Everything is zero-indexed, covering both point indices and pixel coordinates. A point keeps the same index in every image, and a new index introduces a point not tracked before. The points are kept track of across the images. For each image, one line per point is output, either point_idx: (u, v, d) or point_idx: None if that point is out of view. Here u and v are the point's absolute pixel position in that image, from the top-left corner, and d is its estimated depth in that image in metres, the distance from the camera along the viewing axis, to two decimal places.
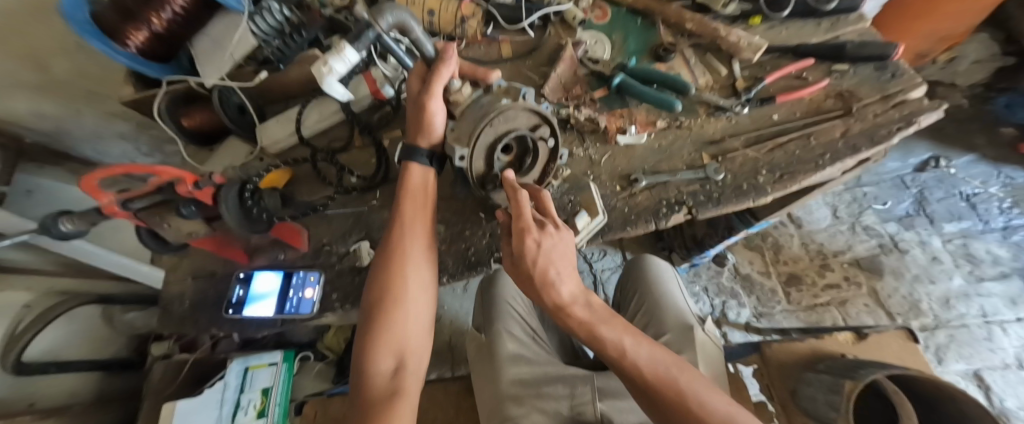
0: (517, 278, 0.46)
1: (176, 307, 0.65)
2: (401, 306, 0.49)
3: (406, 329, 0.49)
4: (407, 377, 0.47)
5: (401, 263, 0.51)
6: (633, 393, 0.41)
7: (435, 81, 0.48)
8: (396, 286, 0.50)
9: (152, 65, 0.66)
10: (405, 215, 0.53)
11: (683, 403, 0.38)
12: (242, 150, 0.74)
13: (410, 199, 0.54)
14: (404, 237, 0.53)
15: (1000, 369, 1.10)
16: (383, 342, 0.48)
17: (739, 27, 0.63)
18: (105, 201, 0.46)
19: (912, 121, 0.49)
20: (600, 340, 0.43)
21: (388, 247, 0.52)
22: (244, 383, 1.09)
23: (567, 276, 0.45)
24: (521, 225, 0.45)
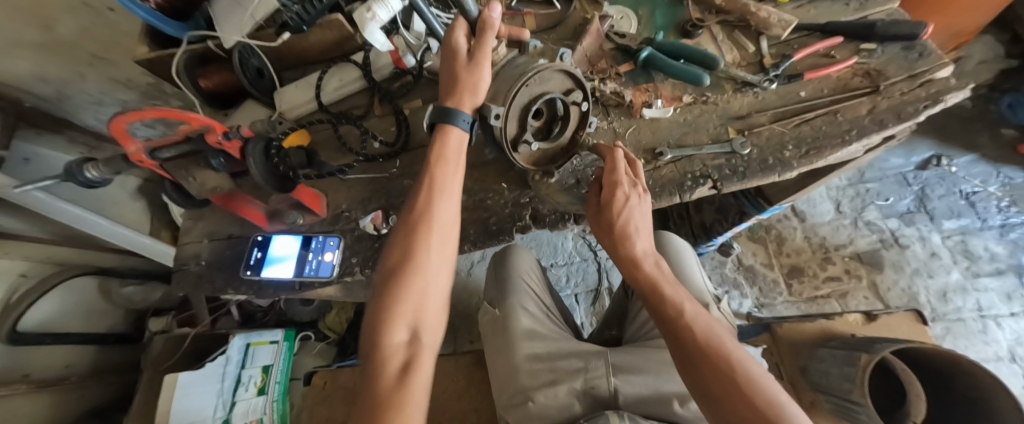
0: (598, 228, 0.51)
1: (192, 267, 0.65)
2: (422, 277, 0.43)
3: (425, 301, 0.43)
4: (422, 349, 0.41)
5: (426, 230, 0.45)
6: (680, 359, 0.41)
7: (485, 42, 0.45)
8: (420, 254, 0.44)
9: (169, 22, 0.65)
10: (437, 179, 0.47)
11: (732, 371, 0.37)
12: (261, 113, 0.73)
13: (442, 161, 0.47)
14: (433, 201, 0.46)
15: (993, 361, 1.12)
16: (400, 312, 0.41)
17: (767, 5, 0.64)
18: (133, 148, 0.46)
19: (938, 100, 0.50)
20: (662, 296, 0.46)
21: (413, 212, 0.46)
22: (245, 359, 1.06)
23: (644, 233, 0.50)
24: (612, 179, 0.49)
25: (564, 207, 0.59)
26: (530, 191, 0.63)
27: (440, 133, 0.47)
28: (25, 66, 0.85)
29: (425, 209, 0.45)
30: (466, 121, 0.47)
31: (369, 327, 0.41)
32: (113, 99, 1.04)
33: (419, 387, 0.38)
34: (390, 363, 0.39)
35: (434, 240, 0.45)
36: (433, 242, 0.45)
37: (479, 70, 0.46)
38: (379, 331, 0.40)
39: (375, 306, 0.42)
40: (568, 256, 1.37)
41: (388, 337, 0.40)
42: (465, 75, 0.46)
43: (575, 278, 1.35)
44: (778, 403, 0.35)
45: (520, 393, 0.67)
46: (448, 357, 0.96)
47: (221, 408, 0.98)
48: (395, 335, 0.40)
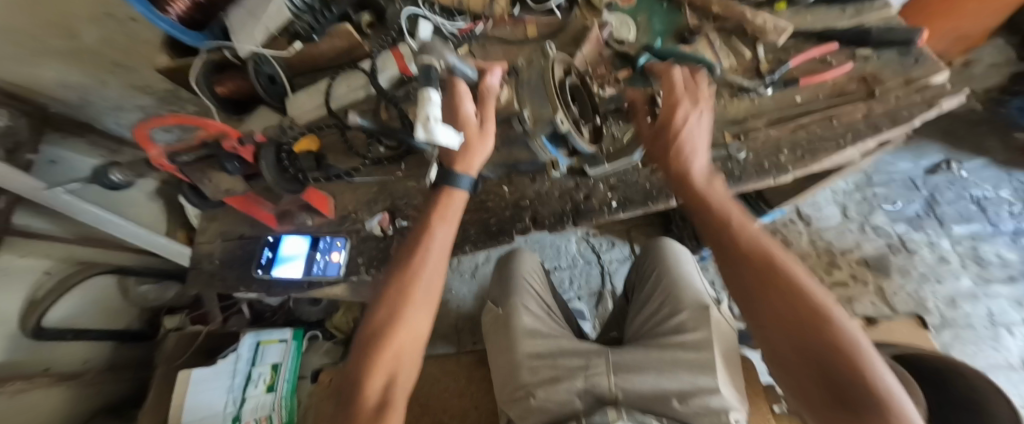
0: (655, 149, 0.53)
1: (205, 265, 0.68)
2: (404, 326, 0.44)
3: (404, 349, 0.44)
4: (395, 396, 0.42)
5: (413, 282, 0.46)
6: (730, 267, 0.42)
7: (489, 105, 0.50)
8: (406, 307, 0.45)
9: (187, 32, 0.67)
10: (428, 236, 0.49)
11: (783, 278, 0.39)
12: (273, 118, 0.76)
13: (439, 219, 0.49)
14: (424, 255, 0.47)
15: (1004, 369, 1.11)
16: (380, 359, 0.42)
17: (764, 11, 0.65)
18: (154, 152, 0.49)
19: (934, 105, 0.51)
20: (711, 204, 0.46)
21: (404, 262, 0.48)
22: (255, 357, 1.09)
23: (699, 151, 0.50)
24: (671, 102, 0.52)
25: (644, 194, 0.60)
26: (530, 194, 0.65)
27: (441, 194, 0.51)
28: (53, 73, 0.90)
29: (414, 264, 0.47)
30: (467, 182, 0.51)
31: (351, 372, 0.43)
32: (133, 105, 1.08)
33: None
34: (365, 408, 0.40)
35: (420, 292, 0.46)
36: (420, 295, 0.46)
37: (486, 137, 0.51)
38: (359, 376, 0.42)
39: (358, 353, 0.44)
40: (571, 259, 1.38)
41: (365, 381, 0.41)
42: (476, 142, 0.50)
43: (578, 281, 1.35)
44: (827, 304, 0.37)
45: (521, 389, 0.69)
46: (450, 355, 0.98)
47: (231, 404, 1.01)
48: (373, 380, 0.41)
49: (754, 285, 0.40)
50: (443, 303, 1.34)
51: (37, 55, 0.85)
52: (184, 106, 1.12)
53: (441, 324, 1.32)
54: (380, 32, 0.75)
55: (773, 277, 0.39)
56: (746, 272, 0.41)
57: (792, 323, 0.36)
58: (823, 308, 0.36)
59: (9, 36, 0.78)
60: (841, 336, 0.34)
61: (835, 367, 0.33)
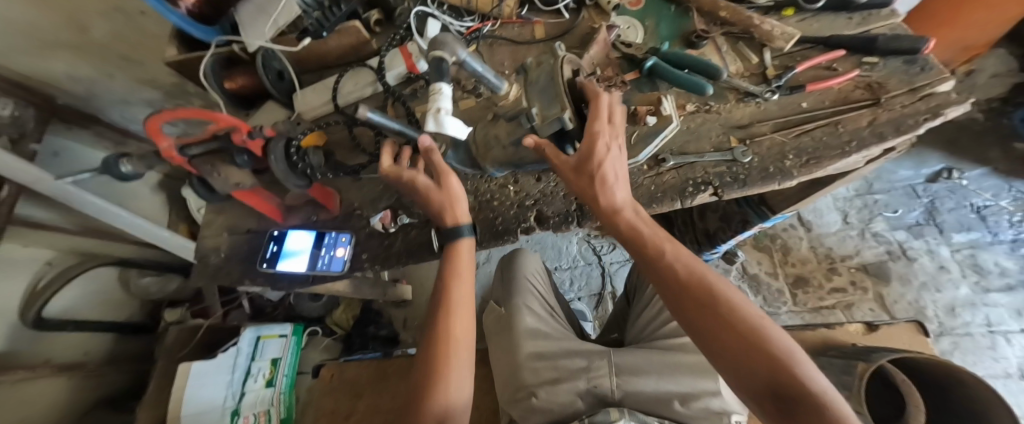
0: (578, 183, 0.52)
1: (211, 259, 0.68)
2: (452, 355, 0.51)
3: (455, 373, 0.50)
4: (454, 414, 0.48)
5: (450, 318, 0.53)
6: (670, 302, 0.45)
7: (437, 163, 0.55)
8: (447, 340, 0.52)
9: (199, 27, 0.69)
10: (454, 280, 0.55)
11: (716, 310, 0.41)
12: (281, 114, 0.77)
13: (460, 264, 0.56)
14: (448, 296, 0.54)
15: (1001, 378, 1.11)
16: (439, 382, 0.49)
17: (771, 18, 0.65)
18: (165, 145, 0.50)
19: (938, 114, 0.51)
20: (641, 238, 0.49)
21: (438, 302, 0.55)
22: (255, 352, 1.09)
23: (620, 182, 0.51)
24: (589, 133, 0.50)
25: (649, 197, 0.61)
26: (535, 194, 0.65)
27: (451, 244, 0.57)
28: (61, 65, 0.90)
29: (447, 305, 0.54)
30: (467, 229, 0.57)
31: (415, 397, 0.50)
32: (138, 98, 1.08)
33: None
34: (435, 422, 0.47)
35: (457, 325, 0.53)
36: (458, 326, 0.53)
37: (452, 190, 0.55)
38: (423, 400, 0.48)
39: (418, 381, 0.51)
40: (572, 260, 1.39)
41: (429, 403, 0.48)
42: (439, 196, 0.56)
43: (579, 282, 1.36)
44: (758, 327, 0.40)
45: (523, 389, 0.69)
46: None
47: (230, 399, 1.01)
48: (436, 401, 0.48)
49: (688, 312, 0.43)
50: None
51: (44, 48, 0.85)
52: (189, 100, 1.12)
53: None
54: (389, 30, 0.76)
55: (703, 301, 0.42)
56: (672, 290, 0.45)
57: (728, 340, 0.40)
58: (756, 334, 0.39)
59: (18, 27, 0.78)
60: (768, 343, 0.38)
61: (769, 370, 0.37)
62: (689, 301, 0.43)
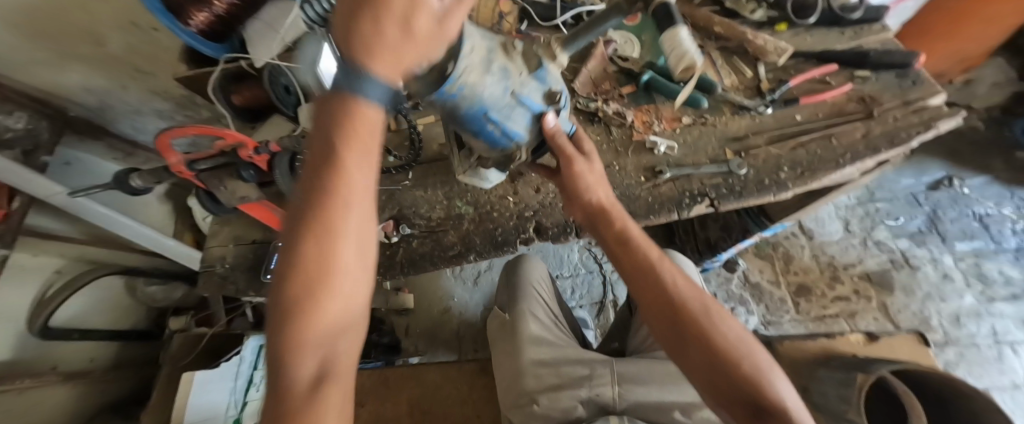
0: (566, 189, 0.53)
1: (216, 268, 0.69)
2: (337, 284, 0.30)
3: (333, 329, 0.31)
4: (339, 366, 0.32)
5: (331, 246, 0.29)
6: (661, 311, 0.48)
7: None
8: (327, 284, 0.30)
9: (210, 44, 0.70)
10: (343, 176, 0.28)
11: (703, 324, 0.46)
12: (286, 127, 0.79)
13: (354, 143, 0.28)
14: (338, 201, 0.28)
15: (1009, 389, 1.10)
16: (309, 338, 0.30)
17: (765, 32, 0.66)
18: (173, 160, 0.52)
19: (931, 126, 0.53)
20: (634, 249, 0.50)
21: (309, 202, 0.29)
22: (259, 360, 1.11)
23: (605, 186, 0.53)
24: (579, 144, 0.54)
25: (638, 210, 0.60)
26: (535, 206, 0.66)
27: (339, 100, 0.27)
28: (76, 78, 0.94)
29: (327, 224, 0.28)
30: (383, 90, 0.26)
31: (269, 354, 0.31)
32: (148, 109, 1.10)
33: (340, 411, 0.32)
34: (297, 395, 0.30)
35: (343, 255, 0.30)
36: (345, 261, 0.30)
37: (438, 38, 0.26)
38: (282, 365, 0.30)
39: (273, 333, 0.31)
40: (573, 268, 1.39)
41: (293, 375, 0.30)
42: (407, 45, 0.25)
43: (580, 290, 1.36)
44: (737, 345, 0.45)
45: (525, 395, 0.70)
46: (452, 363, 0.98)
47: (233, 407, 1.01)
48: (306, 368, 0.30)
49: (682, 324, 0.46)
50: (445, 310, 1.37)
51: (59, 61, 0.87)
52: (198, 111, 1.14)
53: (444, 331, 1.34)
54: None
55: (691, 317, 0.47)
56: (665, 301, 0.48)
57: (707, 354, 0.44)
58: (737, 351, 0.44)
59: (36, 42, 0.81)
60: (740, 362, 0.43)
61: (736, 384, 0.42)
62: (675, 313, 0.47)
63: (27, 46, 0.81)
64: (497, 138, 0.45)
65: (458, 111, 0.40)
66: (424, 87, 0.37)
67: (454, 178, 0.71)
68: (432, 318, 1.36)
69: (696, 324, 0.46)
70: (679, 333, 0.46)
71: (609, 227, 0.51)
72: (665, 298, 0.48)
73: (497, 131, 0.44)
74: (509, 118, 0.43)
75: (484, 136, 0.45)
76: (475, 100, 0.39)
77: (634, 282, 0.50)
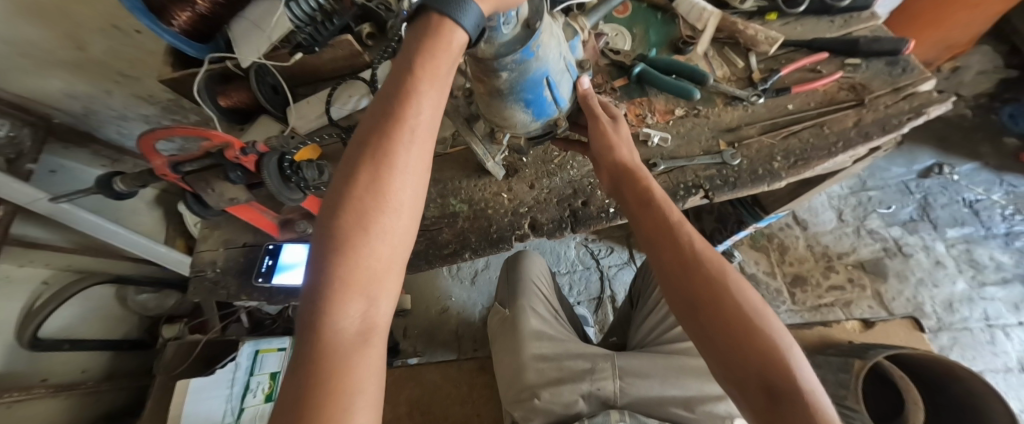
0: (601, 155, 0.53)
1: (207, 273, 0.68)
2: (391, 216, 0.30)
3: (380, 270, 0.30)
4: (378, 314, 0.30)
5: (390, 173, 0.30)
6: (685, 284, 0.41)
7: None
8: (379, 214, 0.30)
9: (193, 44, 0.70)
10: (412, 104, 0.31)
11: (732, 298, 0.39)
12: (275, 128, 0.77)
13: (428, 74, 0.31)
14: (405, 123, 0.31)
15: (1002, 372, 1.12)
16: (357, 272, 0.29)
17: (755, 22, 0.67)
18: (158, 163, 0.50)
19: (921, 113, 0.53)
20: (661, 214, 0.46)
21: (379, 132, 0.30)
22: (254, 366, 1.08)
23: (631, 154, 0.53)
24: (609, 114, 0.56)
25: None
26: (529, 201, 0.66)
27: (428, 27, 0.31)
28: (58, 83, 0.91)
29: (392, 149, 0.30)
30: (476, 17, 0.31)
31: (307, 297, 0.29)
32: (135, 114, 1.08)
33: (371, 369, 0.29)
34: (339, 343, 0.28)
35: (399, 187, 0.31)
36: (402, 194, 0.31)
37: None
38: (323, 307, 0.28)
39: (319, 272, 0.29)
40: (570, 265, 1.39)
41: (336, 317, 0.28)
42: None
43: (578, 286, 1.36)
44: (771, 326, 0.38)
45: (526, 390, 0.70)
46: (451, 361, 0.98)
47: (230, 414, 1.00)
48: (348, 311, 0.29)
49: (710, 298, 0.40)
50: (443, 310, 1.36)
51: (39, 66, 0.85)
52: (186, 115, 1.13)
53: (443, 330, 1.34)
54: (381, 42, 0.78)
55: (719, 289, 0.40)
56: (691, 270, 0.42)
57: (723, 329, 0.38)
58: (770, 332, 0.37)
59: (15, 47, 0.79)
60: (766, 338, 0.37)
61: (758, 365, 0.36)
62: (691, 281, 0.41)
63: (5, 51, 0.79)
64: (547, 105, 0.51)
65: (529, 76, 0.44)
66: (512, 48, 0.40)
67: (447, 176, 0.71)
68: (430, 319, 1.35)
69: (716, 293, 0.40)
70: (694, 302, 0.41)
71: (636, 191, 0.49)
72: (692, 266, 0.42)
73: (550, 96, 0.50)
74: (560, 82, 0.50)
75: (538, 104, 0.50)
76: (543, 63, 0.44)
77: (654, 245, 0.46)
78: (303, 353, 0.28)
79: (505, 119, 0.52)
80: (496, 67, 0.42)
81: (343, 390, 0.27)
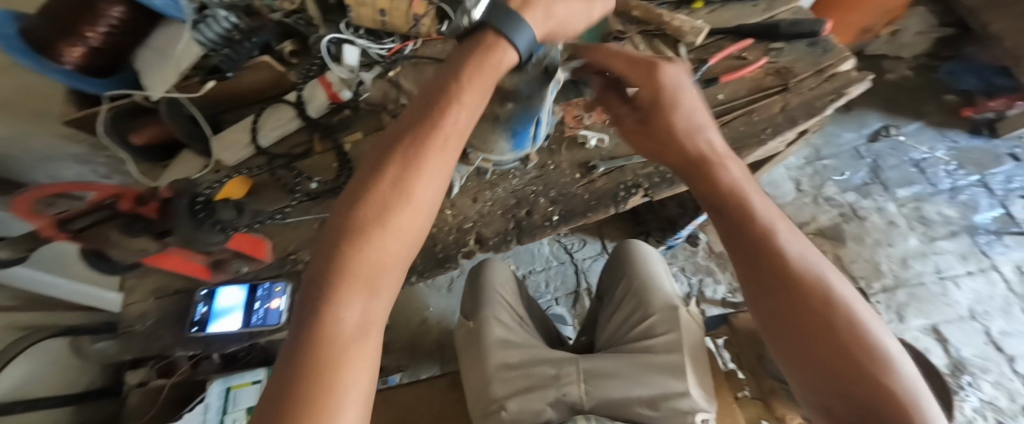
0: (645, 131, 0.48)
1: (138, 327, 0.63)
2: (412, 215, 0.30)
3: (384, 265, 0.29)
4: (378, 312, 0.29)
5: (417, 175, 0.30)
6: (776, 283, 0.38)
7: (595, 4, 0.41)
8: (400, 214, 0.30)
9: (90, 81, 0.65)
10: (450, 114, 0.31)
11: (824, 305, 0.36)
12: (196, 162, 0.70)
13: (469, 86, 0.31)
14: (440, 128, 0.31)
15: (956, 321, 1.17)
16: (367, 260, 0.28)
17: (683, 11, 0.65)
18: (42, 222, 0.45)
19: (842, 93, 0.55)
20: (745, 204, 0.42)
21: (411, 133, 0.31)
22: (227, 404, 0.99)
23: (705, 131, 0.46)
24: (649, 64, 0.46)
25: (574, 208, 0.61)
26: (473, 215, 0.63)
27: (481, 44, 0.32)
28: None
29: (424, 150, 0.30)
30: (529, 39, 0.32)
31: (312, 282, 0.29)
32: None
33: (360, 374, 0.26)
34: (334, 337, 0.26)
35: (423, 190, 0.30)
36: (425, 198, 0.31)
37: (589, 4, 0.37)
38: (328, 293, 0.27)
39: (327, 258, 0.29)
40: (545, 261, 1.38)
41: (336, 307, 0.27)
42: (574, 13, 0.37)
43: (554, 282, 1.36)
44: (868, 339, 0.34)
45: (493, 403, 0.69)
46: (422, 380, 0.95)
47: None
48: (350, 303, 0.28)
49: (804, 302, 0.36)
50: (422, 321, 1.34)
51: None
52: None
53: (422, 343, 1.32)
54: (306, 60, 0.76)
55: (809, 294, 0.36)
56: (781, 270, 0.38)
57: (828, 342, 0.34)
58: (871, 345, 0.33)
59: None
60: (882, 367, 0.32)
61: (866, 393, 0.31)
62: (800, 288, 0.37)
63: None
64: (529, 137, 0.55)
65: (528, 113, 0.49)
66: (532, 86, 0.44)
67: None
68: (409, 332, 1.33)
69: (818, 297, 0.36)
70: (787, 316, 0.36)
71: (714, 178, 0.44)
72: (781, 266, 0.38)
73: (532, 132, 0.54)
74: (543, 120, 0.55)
75: (522, 136, 0.54)
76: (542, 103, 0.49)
77: (735, 249, 0.41)
78: (298, 335, 0.27)
79: (487, 144, 0.53)
80: (510, 96, 0.45)
81: (330, 391, 0.24)
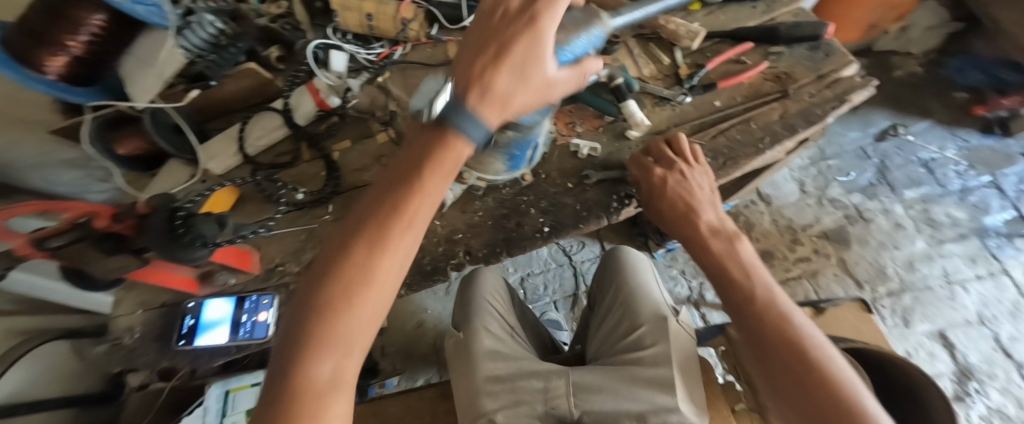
0: (655, 203, 0.55)
1: (123, 341, 0.62)
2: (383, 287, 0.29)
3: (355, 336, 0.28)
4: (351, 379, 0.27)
5: (383, 252, 0.28)
6: (754, 329, 0.46)
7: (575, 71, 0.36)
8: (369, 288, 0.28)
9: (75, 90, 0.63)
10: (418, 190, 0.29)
11: (795, 349, 0.42)
12: (184, 172, 0.68)
13: (438, 167, 0.30)
14: (410, 203, 0.29)
15: (962, 326, 1.14)
16: (336, 332, 0.27)
17: (680, 13, 0.63)
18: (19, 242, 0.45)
19: (845, 100, 0.53)
20: (725, 266, 0.51)
21: (382, 204, 0.29)
22: (226, 407, 0.95)
23: (710, 210, 0.54)
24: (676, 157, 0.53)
25: (563, 220, 0.59)
26: (462, 226, 0.61)
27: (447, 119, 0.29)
28: None
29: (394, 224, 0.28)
30: (484, 132, 0.30)
31: (287, 342, 0.27)
32: None
33: None
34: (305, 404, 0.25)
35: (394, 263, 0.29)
36: (393, 274, 0.29)
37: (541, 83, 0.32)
38: (297, 359, 0.26)
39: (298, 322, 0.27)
40: (543, 264, 1.37)
41: (306, 373, 0.26)
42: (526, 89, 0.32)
43: (553, 285, 1.34)
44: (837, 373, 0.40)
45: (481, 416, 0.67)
46: (412, 391, 0.94)
47: None
48: (322, 365, 0.26)
49: (776, 348, 0.43)
50: (419, 324, 1.33)
51: None
52: None
53: (419, 346, 1.31)
54: (293, 65, 0.75)
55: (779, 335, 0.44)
56: (758, 321, 0.46)
57: (796, 375, 0.41)
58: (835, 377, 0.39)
59: None
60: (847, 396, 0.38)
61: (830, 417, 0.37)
62: (773, 331, 0.44)
63: None
64: (525, 159, 0.57)
65: (526, 139, 0.50)
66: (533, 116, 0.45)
67: None
68: (407, 335, 1.32)
69: (790, 342, 0.43)
70: (766, 347, 0.44)
71: (712, 244, 0.53)
72: (755, 308, 0.47)
73: (530, 155, 0.56)
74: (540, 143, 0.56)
75: (517, 159, 0.55)
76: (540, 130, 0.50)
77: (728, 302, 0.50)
78: (272, 393, 0.26)
79: (482, 164, 0.56)
80: (509, 126, 0.46)
81: None
